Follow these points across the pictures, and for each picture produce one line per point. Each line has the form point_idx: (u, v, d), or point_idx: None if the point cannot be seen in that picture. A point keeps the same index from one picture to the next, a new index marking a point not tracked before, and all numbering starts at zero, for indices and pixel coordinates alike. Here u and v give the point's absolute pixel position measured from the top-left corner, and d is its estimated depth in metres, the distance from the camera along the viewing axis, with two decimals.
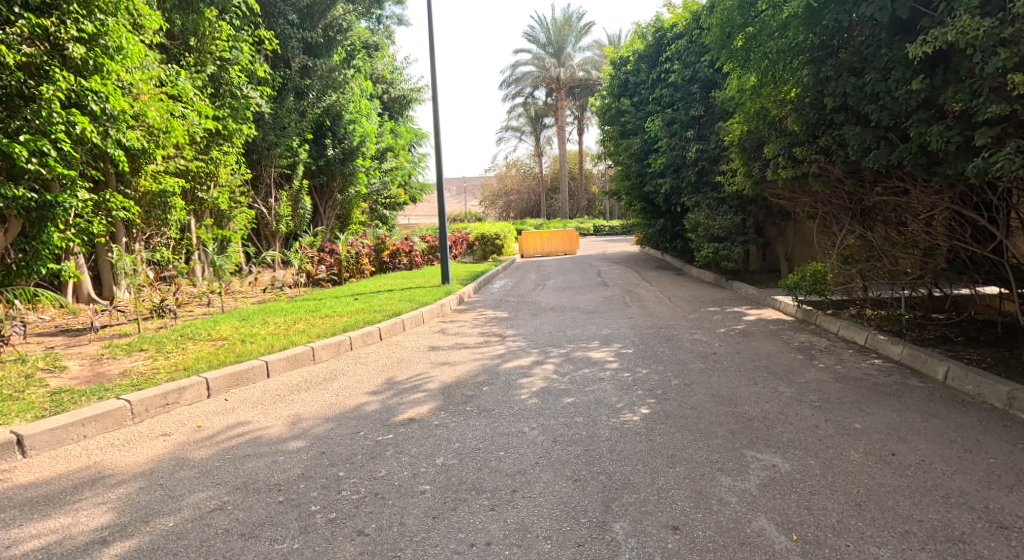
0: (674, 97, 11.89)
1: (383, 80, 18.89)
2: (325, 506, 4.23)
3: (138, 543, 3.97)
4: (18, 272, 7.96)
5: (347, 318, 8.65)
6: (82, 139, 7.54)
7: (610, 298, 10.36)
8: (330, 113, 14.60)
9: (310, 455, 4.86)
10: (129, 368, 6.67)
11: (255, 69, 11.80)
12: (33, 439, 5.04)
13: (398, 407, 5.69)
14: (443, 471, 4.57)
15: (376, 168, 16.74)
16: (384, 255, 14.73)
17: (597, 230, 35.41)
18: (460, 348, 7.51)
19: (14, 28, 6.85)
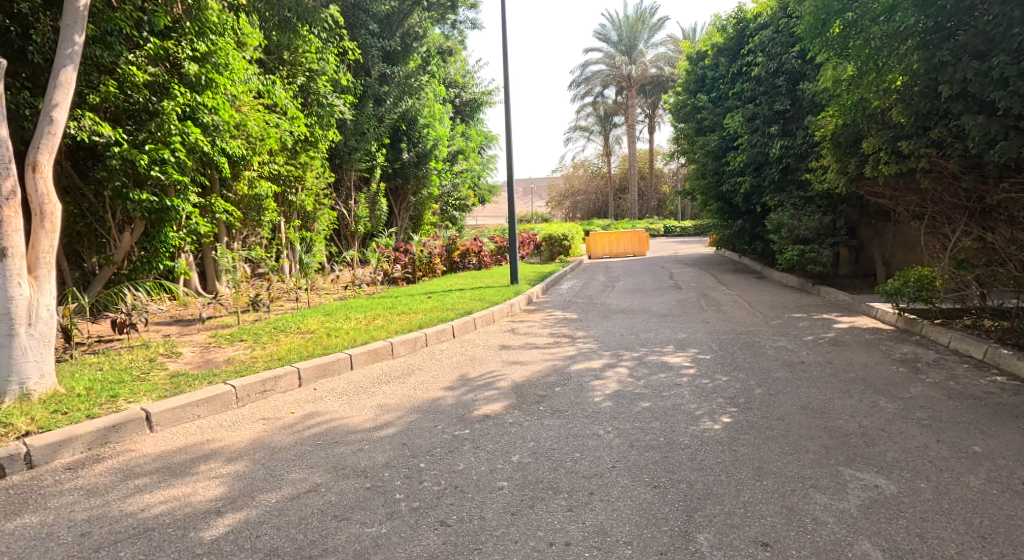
0: (757, 91, 11.45)
1: (455, 83, 19.03)
2: (408, 495, 4.18)
3: (246, 516, 4.02)
4: (143, 267, 8.63)
5: (421, 315, 8.67)
6: (194, 148, 8.01)
7: (685, 301, 10.02)
8: (406, 118, 14.79)
9: (392, 445, 4.84)
10: (233, 356, 6.90)
11: (340, 79, 12.00)
12: (158, 416, 5.23)
13: (471, 403, 5.61)
14: (519, 469, 4.45)
15: (448, 170, 16.86)
16: (454, 255, 14.77)
17: (667, 231, 34.63)
18: (530, 348, 7.40)
19: (141, 51, 7.60)
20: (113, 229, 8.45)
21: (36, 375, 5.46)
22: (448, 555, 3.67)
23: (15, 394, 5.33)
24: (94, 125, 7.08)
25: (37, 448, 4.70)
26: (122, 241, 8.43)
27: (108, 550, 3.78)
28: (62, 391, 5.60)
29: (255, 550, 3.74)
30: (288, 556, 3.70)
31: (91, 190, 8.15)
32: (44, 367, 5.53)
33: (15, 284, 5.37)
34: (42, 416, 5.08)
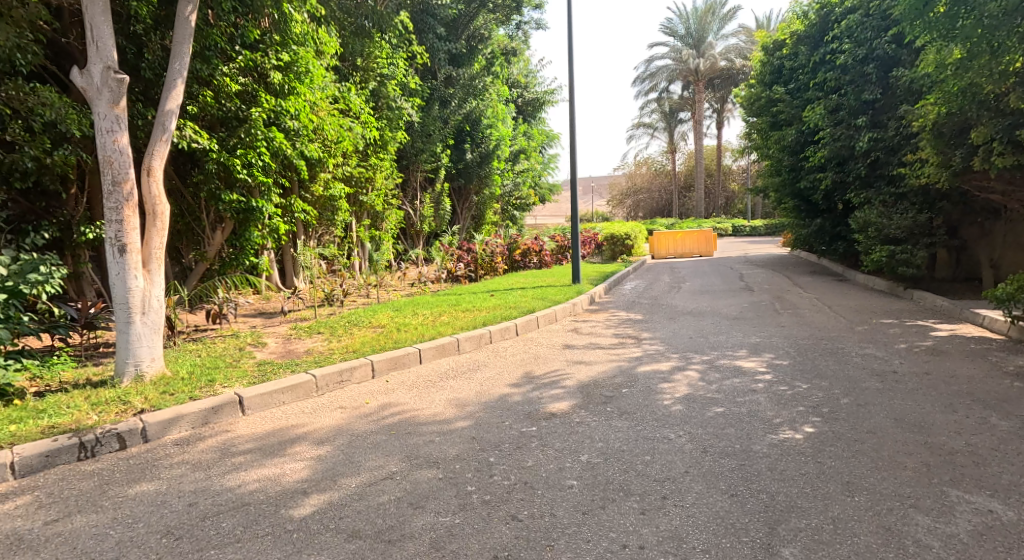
0: (842, 80, 10.87)
1: (518, 83, 19.00)
2: (480, 488, 4.08)
3: (330, 498, 4.01)
4: (232, 263, 8.85)
5: (485, 313, 8.58)
6: (278, 153, 8.32)
7: (757, 304, 9.61)
8: (470, 119, 14.78)
9: (462, 439, 4.75)
10: (313, 347, 6.99)
11: (408, 83, 12.14)
12: (250, 400, 5.33)
13: (537, 401, 5.48)
14: (588, 469, 4.28)
15: (511, 170, 16.79)
16: (516, 255, 14.53)
17: (734, 230, 33.46)
18: (595, 348, 7.20)
19: (234, 63, 7.90)
20: (206, 227, 8.98)
21: (149, 357, 5.98)
22: (521, 550, 3.54)
23: (131, 375, 5.89)
24: (194, 134, 7.41)
25: (151, 424, 4.85)
26: (214, 238, 9.03)
27: (211, 520, 3.83)
28: (169, 372, 6.13)
29: (339, 530, 3.71)
30: (368, 538, 3.65)
31: (189, 191, 8.63)
32: (155, 350, 6.06)
33: (132, 276, 5.87)
34: (154, 395, 5.28)
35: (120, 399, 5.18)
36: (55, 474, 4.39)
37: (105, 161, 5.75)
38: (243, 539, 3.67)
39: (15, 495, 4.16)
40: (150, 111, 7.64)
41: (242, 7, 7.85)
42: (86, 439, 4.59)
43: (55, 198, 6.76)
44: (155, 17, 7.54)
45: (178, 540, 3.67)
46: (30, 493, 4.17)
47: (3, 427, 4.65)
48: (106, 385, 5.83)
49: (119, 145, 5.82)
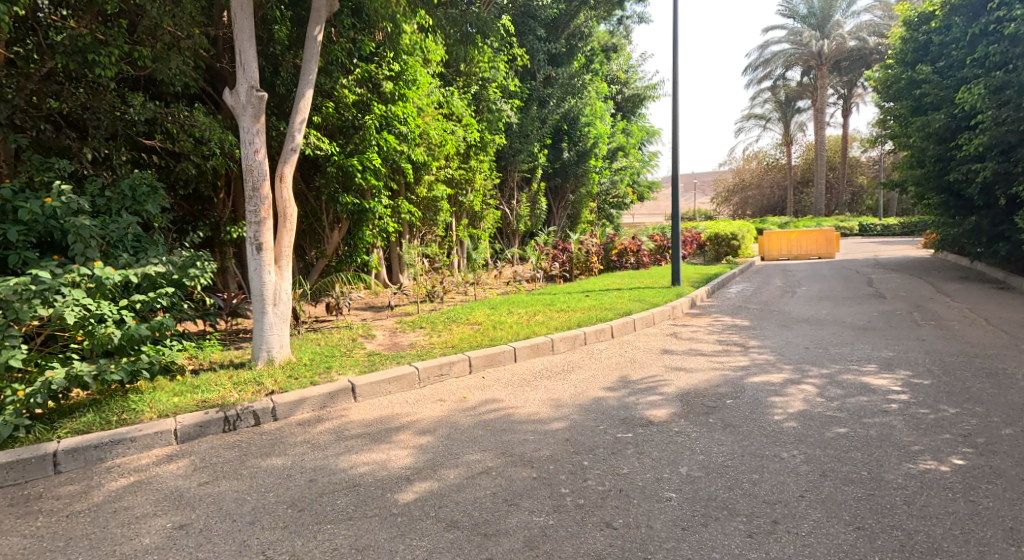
0: (1010, 54, 10.11)
1: (618, 79, 19.07)
2: (573, 491, 4.28)
3: (431, 487, 4.33)
4: (346, 261, 9.63)
5: (580, 313, 8.81)
6: (388, 157, 9.02)
7: (890, 314, 9.23)
8: (567, 118, 15.02)
9: (555, 440, 4.99)
10: (416, 341, 7.47)
11: (508, 86, 12.85)
12: (361, 388, 5.81)
13: (634, 406, 5.65)
14: (688, 482, 4.39)
15: (607, 169, 16.92)
16: (610, 254, 14.59)
17: (863, 230, 31.67)
18: (696, 355, 7.26)
19: (352, 75, 8.59)
20: (326, 227, 9.70)
21: (278, 344, 6.60)
22: (615, 557, 3.71)
23: (264, 359, 6.54)
24: (317, 141, 8.11)
25: (280, 405, 5.38)
26: (332, 237, 9.75)
27: (328, 497, 4.22)
28: (294, 358, 6.73)
29: (438, 519, 4.00)
30: (466, 530, 3.92)
31: (313, 195, 9.48)
32: (283, 338, 6.67)
33: (266, 272, 6.51)
34: (282, 379, 5.86)
35: (255, 381, 5.78)
36: (207, 442, 4.93)
37: (247, 169, 6.42)
38: (355, 517, 4.03)
39: (176, 457, 4.69)
40: (282, 123, 8.48)
41: (359, 23, 8.49)
42: (230, 413, 5.13)
43: (208, 202, 7.70)
44: (289, 39, 8.38)
45: (300, 512, 4.06)
46: (185, 458, 4.69)
47: (169, 399, 5.27)
48: (243, 369, 6.48)
49: (258, 155, 6.49)
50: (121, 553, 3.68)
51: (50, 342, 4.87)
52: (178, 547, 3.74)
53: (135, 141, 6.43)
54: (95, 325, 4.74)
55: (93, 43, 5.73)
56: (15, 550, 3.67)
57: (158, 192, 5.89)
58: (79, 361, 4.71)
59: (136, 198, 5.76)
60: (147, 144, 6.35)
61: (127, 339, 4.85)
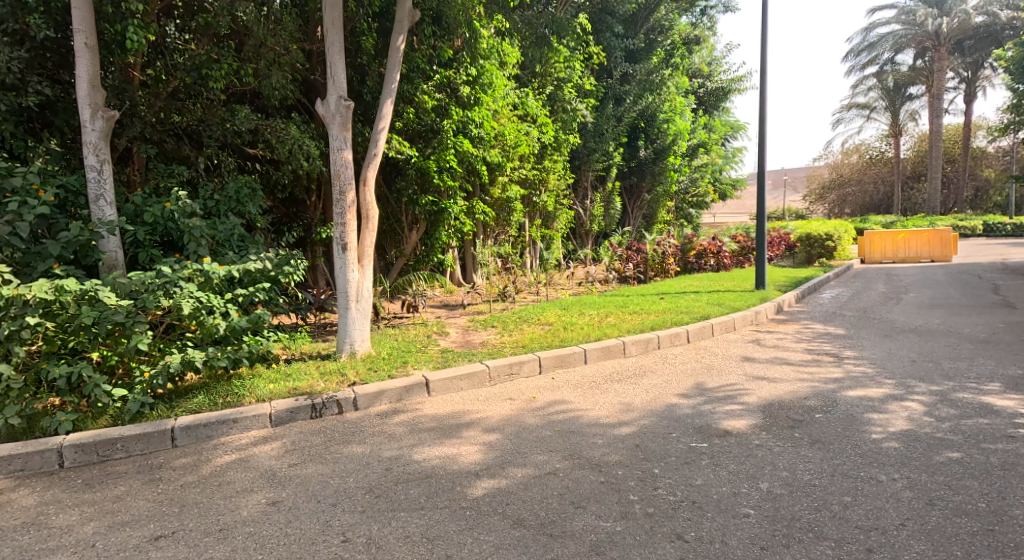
0: None
1: (700, 73, 18.82)
2: (642, 499, 4.24)
3: (500, 484, 4.42)
4: (423, 260, 10.08)
5: (655, 316, 8.89)
6: (464, 158, 9.34)
7: (1017, 328, 8.67)
8: (644, 116, 15.15)
9: (626, 446, 4.99)
10: (487, 340, 7.75)
11: (584, 85, 12.92)
12: (435, 383, 6.13)
13: (710, 415, 5.57)
14: (769, 499, 4.22)
15: (687, 166, 16.71)
16: (689, 255, 14.47)
17: (988, 230, 29.70)
18: (781, 363, 7.13)
19: (432, 82, 9.00)
20: (405, 227, 10.10)
21: (359, 338, 7.02)
22: None
23: (347, 352, 6.96)
24: (398, 145, 8.53)
25: (361, 395, 5.74)
26: (410, 237, 10.10)
27: (402, 485, 4.41)
28: (374, 352, 7.13)
29: (506, 516, 4.07)
30: (531, 529, 3.95)
31: (394, 197, 9.97)
32: (364, 332, 7.09)
33: (350, 271, 6.92)
34: (362, 371, 6.28)
35: (338, 372, 6.21)
36: (297, 426, 5.33)
37: (334, 174, 6.85)
38: (426, 507, 4.16)
39: (270, 440, 5.09)
40: (367, 130, 8.97)
41: (439, 30, 8.79)
42: (316, 402, 5.52)
43: (302, 204, 8.35)
44: (376, 48, 8.82)
45: (377, 497, 4.26)
46: (279, 440, 5.08)
47: (265, 385, 5.74)
48: (328, 361, 6.92)
49: (345, 159, 6.92)
50: (223, 523, 3.96)
51: (171, 331, 5.45)
52: (271, 521, 3.99)
53: (241, 149, 7.08)
54: (206, 316, 5.24)
55: (207, 60, 6.46)
56: (143, 512, 4.04)
57: (257, 194, 6.51)
58: (191, 348, 5.27)
59: (239, 200, 6.37)
60: (250, 152, 6.99)
61: (232, 329, 5.36)
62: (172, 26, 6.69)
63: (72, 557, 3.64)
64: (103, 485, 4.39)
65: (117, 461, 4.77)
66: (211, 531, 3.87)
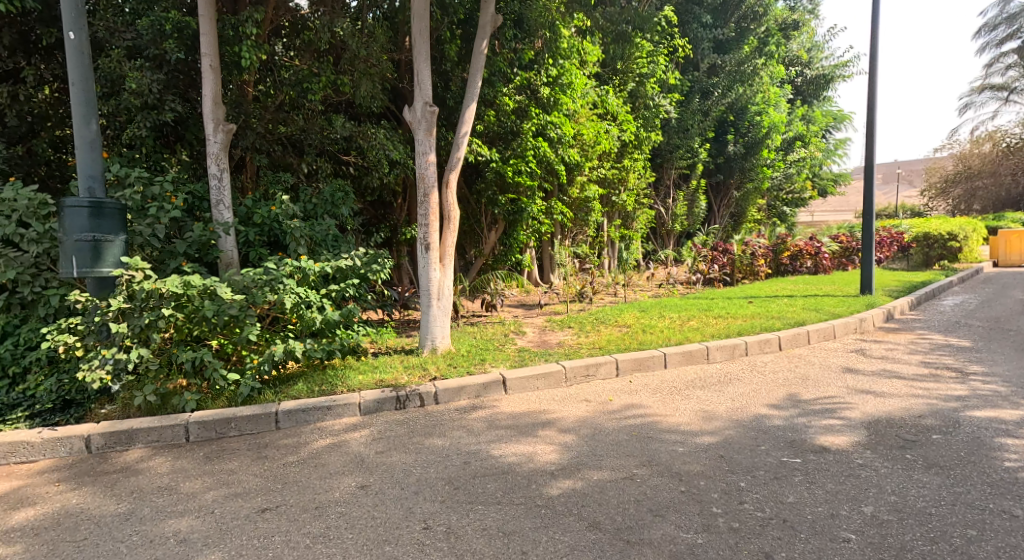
0: None
1: (798, 60, 18.10)
2: (726, 512, 4.02)
3: (575, 486, 4.35)
4: (501, 260, 10.39)
5: (741, 322, 8.56)
6: (543, 159, 9.57)
7: None
8: (733, 109, 14.89)
9: (709, 456, 4.74)
10: (563, 340, 7.95)
11: (668, 79, 12.73)
12: (511, 382, 6.23)
13: (805, 429, 5.16)
14: (873, 524, 3.90)
15: (782, 160, 16.22)
16: (782, 257, 13.48)
17: None
18: (889, 377, 6.48)
19: (512, 84, 9.32)
20: (484, 227, 10.44)
21: (440, 335, 7.34)
22: None
23: (429, 347, 7.30)
24: (478, 147, 8.87)
25: (442, 390, 5.97)
26: (489, 237, 10.49)
27: (479, 479, 4.46)
28: (454, 349, 7.44)
29: (581, 517, 4.00)
30: (608, 533, 3.85)
31: (474, 198, 10.27)
32: (445, 329, 7.41)
33: (432, 270, 7.28)
34: (442, 366, 6.59)
35: (421, 366, 6.56)
36: (384, 416, 5.66)
37: (419, 176, 7.23)
38: (502, 502, 4.17)
39: (358, 427, 5.43)
40: (450, 133, 9.36)
41: (520, 33, 9.07)
42: (400, 394, 5.83)
43: (389, 206, 8.81)
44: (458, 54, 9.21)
45: (456, 489, 4.34)
46: (367, 428, 5.41)
47: (355, 375, 6.15)
48: (411, 355, 7.28)
49: (429, 163, 7.27)
50: (318, 501, 4.24)
51: (275, 323, 5.93)
52: (359, 503, 4.20)
53: (336, 156, 7.59)
54: (305, 310, 5.69)
55: (307, 75, 7.05)
56: (252, 486, 4.45)
57: (349, 197, 7.00)
58: (293, 339, 5.72)
59: (334, 203, 6.87)
60: (344, 159, 7.51)
61: (327, 322, 5.82)
62: (279, 45, 7.35)
63: (193, 521, 4.05)
64: (220, 459, 4.85)
65: (230, 439, 5.25)
66: (307, 508, 4.15)
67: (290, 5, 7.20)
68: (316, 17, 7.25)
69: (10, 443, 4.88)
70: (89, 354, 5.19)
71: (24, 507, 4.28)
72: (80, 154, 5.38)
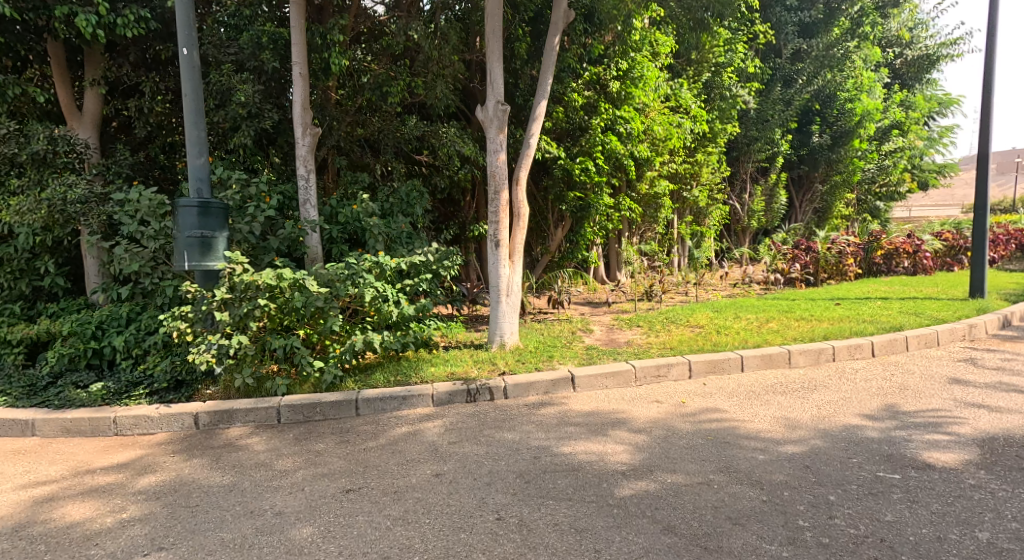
0: None
1: (898, 41, 17.41)
2: (814, 526, 3.86)
3: (647, 487, 4.36)
4: (567, 257, 10.53)
5: (827, 325, 8.10)
6: (611, 155, 9.59)
7: None
8: (820, 97, 14.38)
9: (794, 465, 4.56)
10: (631, 339, 7.98)
11: (745, 68, 12.60)
12: (580, 380, 6.33)
13: (904, 443, 4.84)
14: (987, 551, 3.62)
15: (874, 151, 15.19)
16: (875, 255, 12.59)
17: None
18: (1002, 391, 5.94)
19: (581, 80, 9.42)
20: (551, 225, 10.61)
21: (509, 331, 7.51)
22: None
23: (498, 342, 7.49)
24: (546, 144, 9.01)
25: (511, 385, 6.14)
26: (555, 234, 10.60)
27: (550, 475, 4.59)
28: (522, 345, 7.60)
29: (655, 520, 3.99)
30: (683, 538, 3.82)
31: (541, 195, 10.44)
32: (513, 325, 7.58)
33: (502, 266, 7.46)
34: (510, 362, 6.77)
35: (490, 361, 6.76)
36: (457, 409, 5.85)
37: (490, 175, 7.41)
38: (573, 499, 4.27)
39: (431, 418, 5.64)
40: (518, 130, 9.50)
41: (590, 27, 9.05)
42: (471, 387, 6.02)
43: (458, 204, 9.10)
44: (528, 53, 9.36)
45: (527, 483, 4.49)
46: (440, 419, 5.63)
47: (427, 367, 6.42)
48: (480, 350, 7.49)
49: (501, 161, 7.47)
50: (397, 486, 4.48)
51: (355, 316, 6.23)
52: (436, 490, 4.42)
53: (410, 156, 7.91)
54: (383, 303, 5.97)
55: (387, 78, 7.33)
56: (336, 468, 4.73)
57: (424, 196, 7.29)
58: (371, 331, 6.02)
59: (409, 202, 7.20)
60: (418, 159, 7.82)
61: (402, 316, 6.11)
62: (359, 50, 7.64)
63: (288, 497, 4.35)
64: (307, 441, 5.19)
65: (315, 423, 5.59)
66: (387, 492, 4.40)
67: (370, 13, 7.63)
68: (393, 22, 7.60)
69: (133, 416, 5.43)
70: (197, 338, 5.67)
71: (148, 473, 4.73)
72: (192, 157, 5.79)
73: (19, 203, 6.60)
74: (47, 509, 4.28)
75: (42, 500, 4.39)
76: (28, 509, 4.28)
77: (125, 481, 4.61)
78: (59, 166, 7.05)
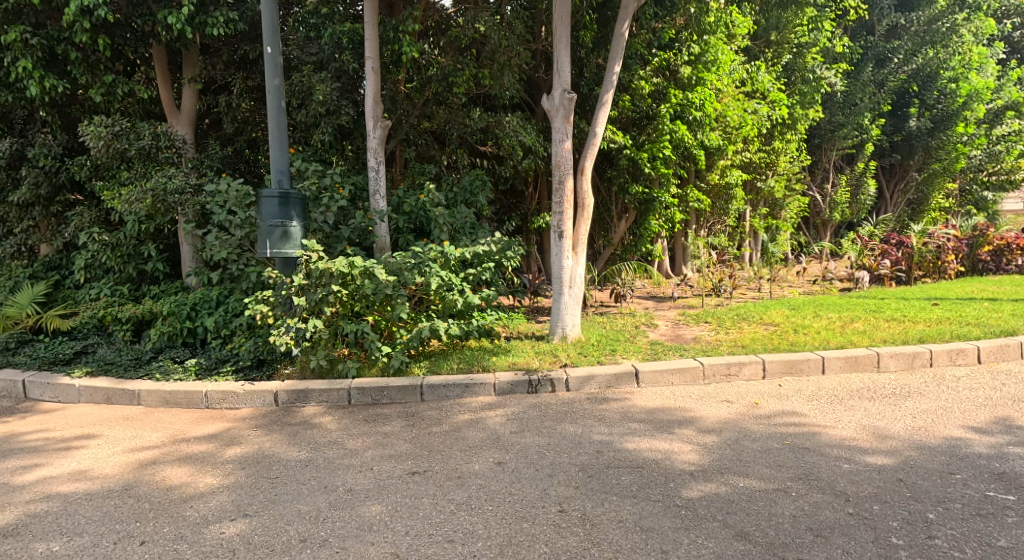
0: None
1: (1016, 11, 16.54)
2: (911, 546, 3.60)
3: (717, 490, 4.17)
4: (631, 249, 10.29)
5: (924, 325, 7.79)
6: (680, 144, 9.28)
7: None
8: (918, 77, 13.77)
9: (884, 478, 4.29)
10: (699, 336, 7.70)
11: (832, 47, 12.12)
12: (644, 375, 6.15)
13: (1012, 460, 4.51)
14: None
15: (982, 135, 14.30)
16: (980, 252, 11.84)
17: None
18: None
19: (650, 66, 9.12)
20: (614, 216, 10.42)
21: (571, 324, 7.37)
22: None
23: (560, 334, 7.36)
24: (611, 134, 8.82)
25: (573, 377, 6.01)
26: (619, 226, 10.43)
27: (615, 471, 4.45)
28: (584, 338, 7.45)
29: (728, 525, 3.81)
30: (758, 546, 3.63)
31: (606, 185, 10.24)
32: (576, 318, 7.43)
33: (566, 257, 7.32)
34: (574, 354, 6.63)
35: (552, 353, 6.64)
36: (520, 399, 5.77)
37: (555, 164, 7.27)
38: (639, 497, 4.12)
39: (495, 407, 5.57)
40: (581, 121, 9.32)
41: (661, 10, 9.26)
42: (532, 378, 5.92)
43: (521, 196, 9.06)
44: (593, 40, 9.18)
45: (589, 477, 4.36)
46: (501, 408, 5.54)
47: (489, 357, 6.36)
48: (541, 341, 7.38)
49: (566, 151, 7.32)
50: (460, 471, 4.43)
51: (421, 303, 6.23)
52: (498, 478, 4.34)
53: (474, 147, 7.84)
54: (447, 292, 5.93)
55: (452, 69, 7.32)
56: (402, 450, 4.72)
57: (488, 186, 7.23)
58: (436, 319, 6.00)
59: (472, 191, 7.16)
60: (484, 150, 7.75)
61: (466, 304, 6.02)
62: (427, 44, 7.62)
63: (357, 475, 4.36)
64: (374, 423, 5.20)
65: (381, 407, 5.60)
66: (451, 477, 4.34)
67: (438, 7, 7.52)
68: (460, 16, 7.55)
69: (221, 391, 5.56)
70: (277, 321, 5.77)
71: (233, 445, 4.81)
72: (273, 149, 5.86)
73: (127, 193, 6.85)
74: (148, 473, 4.40)
75: (144, 463, 4.53)
76: (133, 471, 4.42)
77: (214, 451, 4.71)
78: (161, 161, 7.35)
